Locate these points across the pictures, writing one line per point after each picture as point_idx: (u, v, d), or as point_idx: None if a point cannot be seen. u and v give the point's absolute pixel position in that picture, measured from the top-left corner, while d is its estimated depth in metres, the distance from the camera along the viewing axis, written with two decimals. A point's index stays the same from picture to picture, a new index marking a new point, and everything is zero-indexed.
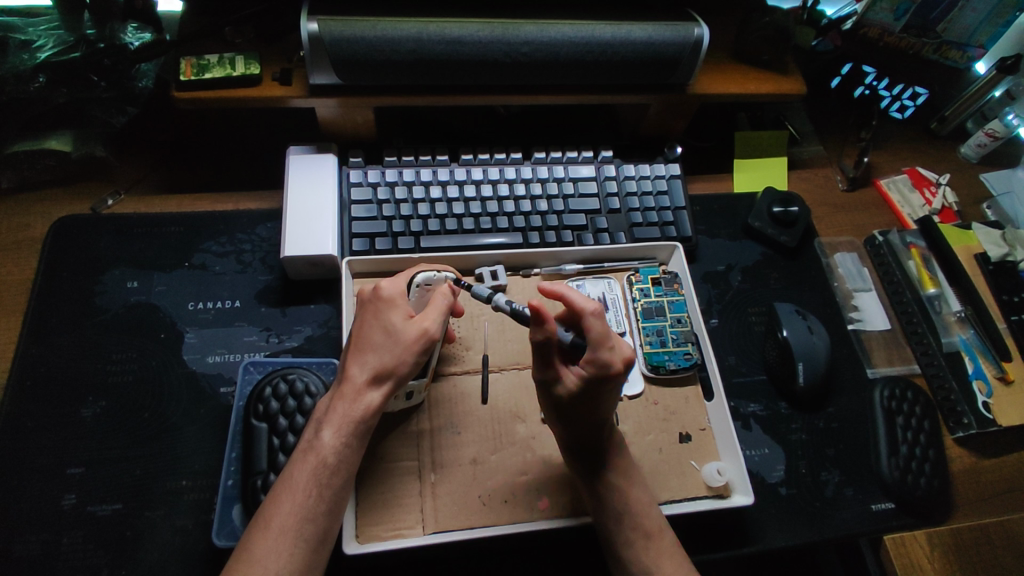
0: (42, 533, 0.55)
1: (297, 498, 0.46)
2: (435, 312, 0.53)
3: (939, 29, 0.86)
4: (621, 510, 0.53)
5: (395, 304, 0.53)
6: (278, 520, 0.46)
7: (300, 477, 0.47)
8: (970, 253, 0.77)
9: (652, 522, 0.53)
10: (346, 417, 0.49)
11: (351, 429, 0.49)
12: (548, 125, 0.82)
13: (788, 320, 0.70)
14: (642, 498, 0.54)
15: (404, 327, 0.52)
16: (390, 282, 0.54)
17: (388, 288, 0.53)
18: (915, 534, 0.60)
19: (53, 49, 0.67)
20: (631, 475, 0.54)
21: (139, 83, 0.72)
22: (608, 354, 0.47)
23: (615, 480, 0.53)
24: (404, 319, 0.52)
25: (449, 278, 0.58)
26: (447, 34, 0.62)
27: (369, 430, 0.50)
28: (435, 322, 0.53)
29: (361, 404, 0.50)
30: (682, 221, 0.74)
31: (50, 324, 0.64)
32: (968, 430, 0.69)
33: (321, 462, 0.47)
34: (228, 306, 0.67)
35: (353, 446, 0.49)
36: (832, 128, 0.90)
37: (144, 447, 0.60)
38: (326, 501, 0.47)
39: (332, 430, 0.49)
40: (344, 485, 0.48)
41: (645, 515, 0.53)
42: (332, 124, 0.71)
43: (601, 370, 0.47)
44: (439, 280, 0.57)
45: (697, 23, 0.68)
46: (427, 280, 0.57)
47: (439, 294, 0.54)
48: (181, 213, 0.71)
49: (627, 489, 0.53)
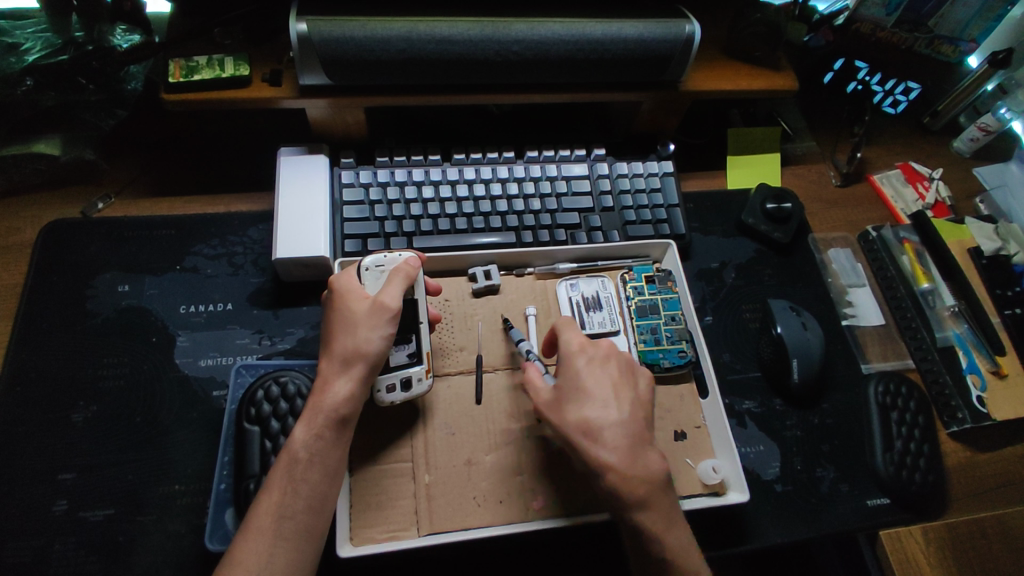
0: (34, 540, 0.55)
1: (274, 497, 0.47)
2: (393, 287, 0.53)
3: (931, 24, 0.87)
4: (659, 554, 0.49)
5: (350, 289, 0.54)
6: (257, 520, 0.46)
7: (276, 477, 0.48)
8: (963, 247, 0.78)
9: (689, 563, 0.50)
10: (315, 410, 0.49)
11: (323, 420, 0.49)
12: (541, 124, 0.82)
13: (782, 316, 0.69)
14: (679, 539, 0.50)
15: (361, 308, 0.52)
16: (343, 273, 0.55)
17: (341, 279, 0.54)
18: (910, 530, 0.61)
19: (40, 51, 0.67)
20: (670, 515, 0.50)
21: (128, 85, 0.72)
22: (570, 335, 0.57)
23: (648, 529, 0.49)
24: (362, 301, 0.53)
25: (405, 254, 0.57)
26: (437, 33, 0.62)
27: (344, 418, 0.50)
28: (392, 296, 0.53)
29: (329, 392, 0.50)
30: (675, 219, 0.73)
31: (41, 329, 0.63)
32: (963, 424, 0.69)
33: (292, 458, 0.48)
34: (221, 309, 0.67)
35: (328, 437, 0.49)
36: (825, 123, 0.90)
37: (137, 452, 0.59)
38: (304, 498, 0.47)
39: (303, 425, 0.49)
40: (322, 479, 0.48)
41: (682, 556, 0.50)
42: (323, 125, 0.71)
43: (565, 345, 0.56)
44: (392, 260, 0.56)
45: (689, 19, 0.67)
46: (376, 261, 0.55)
47: (396, 272, 0.54)
48: (172, 215, 0.71)
49: (661, 531, 0.50)
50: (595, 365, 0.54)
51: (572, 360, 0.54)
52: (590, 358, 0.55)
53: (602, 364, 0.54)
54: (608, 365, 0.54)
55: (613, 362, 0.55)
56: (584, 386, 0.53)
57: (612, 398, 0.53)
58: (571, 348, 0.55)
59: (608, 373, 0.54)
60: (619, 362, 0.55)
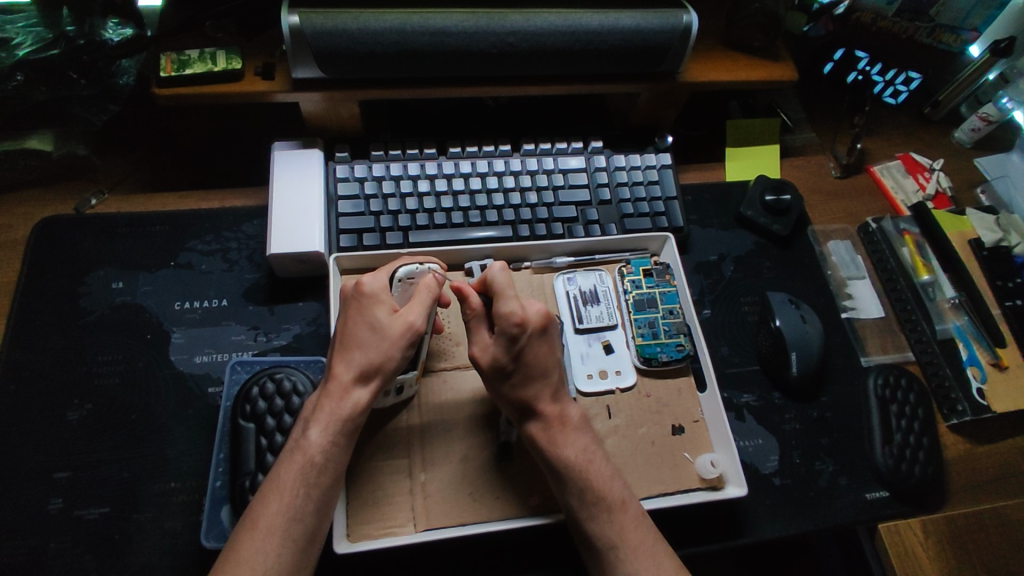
0: (30, 538, 0.55)
1: (284, 498, 0.46)
2: (420, 306, 0.51)
3: (933, 13, 0.86)
4: (583, 487, 0.51)
5: (379, 298, 0.51)
6: (265, 519, 0.45)
7: (287, 478, 0.47)
8: (964, 239, 0.77)
9: (614, 495, 0.51)
10: (333, 415, 0.48)
11: (339, 428, 0.48)
12: (537, 116, 0.81)
13: (781, 310, 0.69)
14: (603, 472, 0.52)
15: (389, 322, 0.51)
16: (372, 278, 0.53)
17: (370, 284, 0.52)
18: (910, 523, 0.60)
19: (32, 46, 0.64)
20: (590, 450, 0.53)
21: (120, 80, 0.70)
22: (512, 303, 0.52)
23: (573, 460, 0.52)
24: (389, 314, 0.51)
25: (434, 269, 0.55)
26: (432, 25, 0.61)
27: (357, 427, 0.50)
28: (419, 315, 0.51)
29: (348, 402, 0.49)
30: (674, 212, 0.73)
31: (35, 327, 0.63)
32: (962, 416, 0.69)
33: (308, 462, 0.47)
34: (216, 305, 0.66)
35: (341, 445, 0.49)
36: (826, 114, 0.89)
37: (133, 449, 0.59)
38: (315, 500, 0.47)
39: (319, 429, 0.48)
40: (332, 484, 0.48)
41: (607, 488, 0.51)
42: (317, 118, 0.70)
43: (506, 319, 0.51)
44: (423, 272, 0.54)
45: (686, 10, 0.66)
46: (409, 274, 0.54)
47: (423, 288, 0.52)
48: (166, 212, 0.70)
49: (589, 469, 0.51)
50: (530, 339, 0.52)
51: (511, 338, 0.51)
52: (527, 334, 0.52)
53: (537, 339, 0.53)
54: (542, 335, 0.53)
55: (547, 330, 0.53)
56: (526, 361, 0.52)
57: (546, 371, 0.53)
58: (510, 324, 0.51)
59: (541, 350, 0.53)
60: (552, 330, 0.54)
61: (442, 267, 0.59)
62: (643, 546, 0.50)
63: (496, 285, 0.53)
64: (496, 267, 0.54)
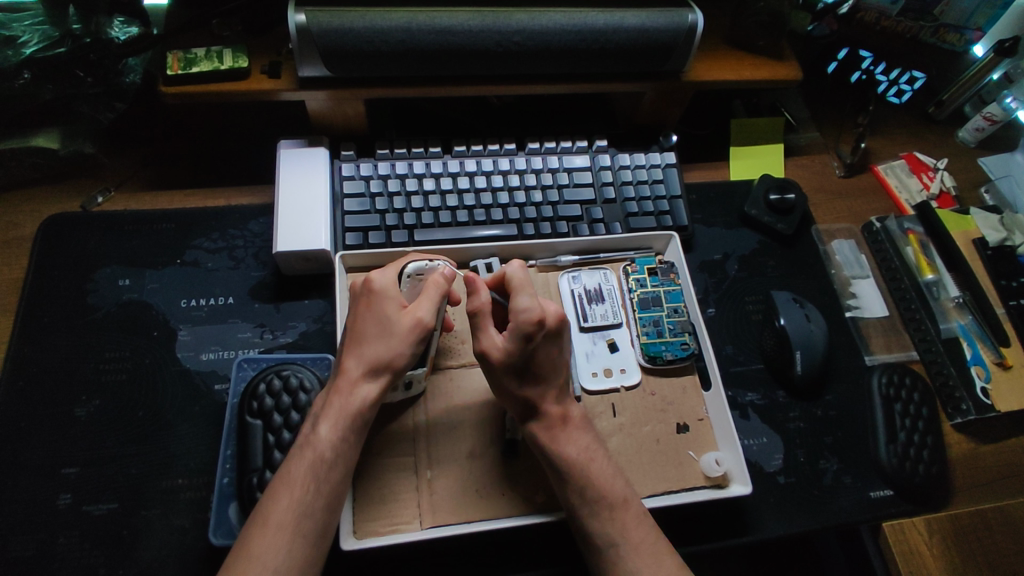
0: (38, 534, 0.55)
1: (295, 493, 0.46)
2: (429, 302, 0.51)
3: (936, 12, 0.87)
4: (585, 485, 0.51)
5: (389, 295, 0.51)
6: (276, 515, 0.45)
7: (298, 473, 0.47)
8: (968, 238, 0.77)
9: (616, 493, 0.51)
10: (342, 411, 0.49)
11: (349, 424, 0.49)
12: (542, 115, 0.81)
13: (785, 309, 0.69)
14: (605, 471, 0.52)
15: (398, 318, 0.51)
16: (382, 273, 0.53)
17: (380, 280, 0.52)
18: (914, 522, 0.60)
19: (37, 44, 0.64)
20: (591, 451, 0.53)
21: (127, 78, 0.71)
22: (529, 300, 0.50)
23: (574, 460, 0.52)
24: (398, 310, 0.51)
25: (443, 265, 0.55)
26: (438, 24, 0.61)
27: (367, 422, 0.50)
28: (428, 311, 0.51)
29: (357, 398, 0.49)
30: (678, 211, 0.73)
31: (42, 324, 0.63)
32: (966, 415, 0.69)
33: (318, 458, 0.47)
34: (222, 303, 0.67)
35: (351, 440, 0.49)
36: (830, 113, 0.89)
37: (140, 446, 0.59)
38: (325, 495, 0.47)
39: (329, 424, 0.48)
40: (342, 479, 0.48)
41: (608, 486, 0.51)
42: (322, 117, 0.70)
43: (524, 315, 0.49)
44: (431, 269, 0.55)
45: (691, 9, 0.66)
46: (418, 270, 0.55)
47: (432, 284, 0.52)
48: (172, 210, 0.70)
49: (589, 470, 0.52)
50: (545, 338, 0.51)
51: (527, 334, 0.49)
52: (542, 333, 0.50)
53: (549, 339, 0.52)
54: (554, 335, 0.52)
55: (560, 332, 0.52)
56: (534, 360, 0.52)
57: (553, 369, 0.53)
58: (528, 320, 0.49)
59: (552, 350, 0.53)
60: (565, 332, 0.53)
61: (450, 263, 0.59)
62: (644, 545, 0.50)
63: (513, 281, 0.53)
64: (514, 266, 0.54)
